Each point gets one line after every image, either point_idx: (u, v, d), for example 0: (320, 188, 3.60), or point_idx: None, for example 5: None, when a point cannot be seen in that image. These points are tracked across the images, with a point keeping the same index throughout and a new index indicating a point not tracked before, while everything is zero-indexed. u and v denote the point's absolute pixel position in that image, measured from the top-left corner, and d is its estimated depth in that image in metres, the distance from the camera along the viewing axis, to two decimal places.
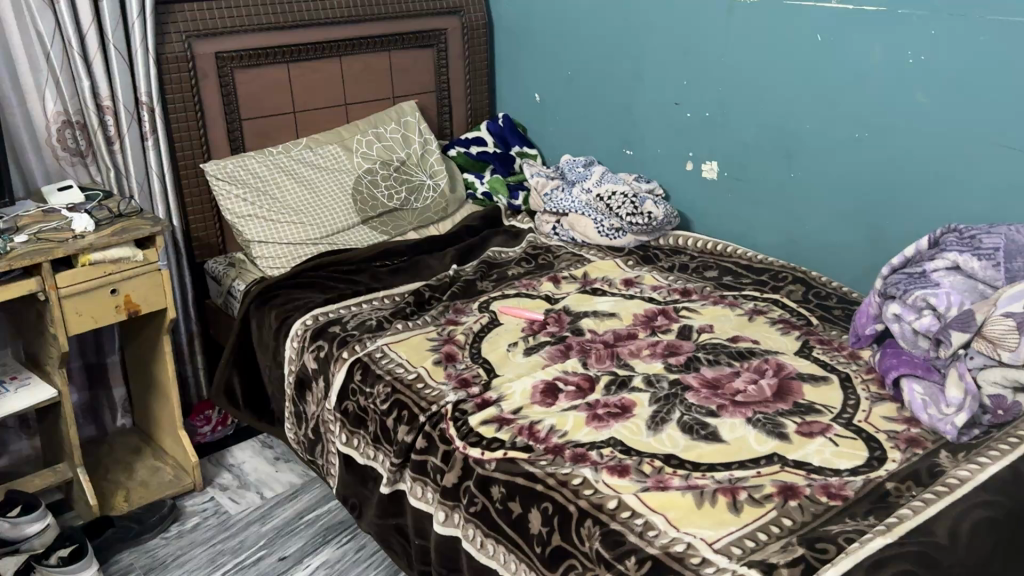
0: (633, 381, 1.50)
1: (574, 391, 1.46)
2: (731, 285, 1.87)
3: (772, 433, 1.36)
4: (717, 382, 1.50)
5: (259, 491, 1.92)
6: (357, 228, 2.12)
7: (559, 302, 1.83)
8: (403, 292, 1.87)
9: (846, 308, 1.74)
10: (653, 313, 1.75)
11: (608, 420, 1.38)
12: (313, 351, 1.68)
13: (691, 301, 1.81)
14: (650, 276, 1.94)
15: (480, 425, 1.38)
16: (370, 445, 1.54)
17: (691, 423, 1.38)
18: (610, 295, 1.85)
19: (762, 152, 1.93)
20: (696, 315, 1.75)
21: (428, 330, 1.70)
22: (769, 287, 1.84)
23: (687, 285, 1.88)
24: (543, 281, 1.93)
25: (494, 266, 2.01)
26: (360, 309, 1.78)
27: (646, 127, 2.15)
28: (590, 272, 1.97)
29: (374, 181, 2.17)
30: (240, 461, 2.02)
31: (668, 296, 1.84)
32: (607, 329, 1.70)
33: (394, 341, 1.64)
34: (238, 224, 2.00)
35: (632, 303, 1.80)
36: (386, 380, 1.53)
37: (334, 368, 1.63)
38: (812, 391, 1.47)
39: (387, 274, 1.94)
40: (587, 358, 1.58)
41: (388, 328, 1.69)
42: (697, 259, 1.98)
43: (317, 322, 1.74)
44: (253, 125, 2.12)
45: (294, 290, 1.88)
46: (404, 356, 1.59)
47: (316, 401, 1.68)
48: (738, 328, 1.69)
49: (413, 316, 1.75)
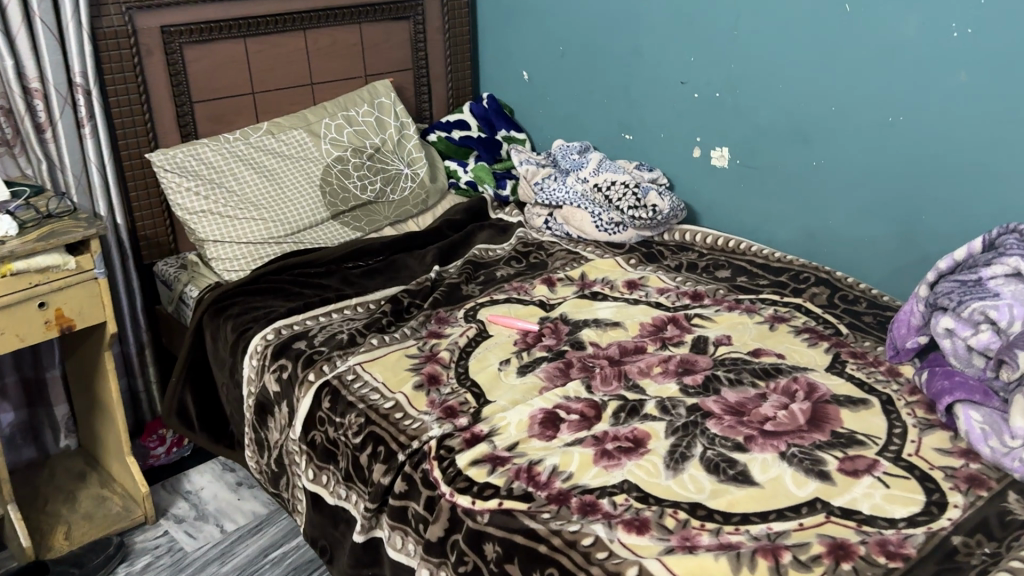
0: (645, 408, 1.30)
1: (578, 421, 1.26)
2: (748, 288, 1.67)
3: (811, 472, 1.16)
4: (742, 408, 1.30)
5: (219, 523, 1.71)
6: (326, 224, 1.89)
7: (555, 309, 1.62)
8: (378, 299, 1.65)
9: (878, 316, 1.55)
10: (662, 322, 1.55)
11: (619, 458, 1.19)
12: (275, 371, 1.47)
13: (703, 308, 1.61)
14: (655, 277, 1.73)
15: (470, 466, 1.17)
16: (341, 484, 1.33)
17: (716, 461, 1.18)
18: (611, 300, 1.65)
19: (778, 137, 1.72)
20: (711, 325, 1.55)
21: (408, 345, 1.48)
22: (789, 290, 1.64)
23: (698, 289, 1.68)
24: (536, 283, 1.72)
25: (481, 267, 1.79)
26: (329, 321, 1.57)
27: (647, 108, 1.93)
28: (588, 273, 1.76)
29: (345, 171, 1.94)
30: (198, 487, 1.81)
31: (678, 302, 1.64)
32: (611, 343, 1.50)
33: (368, 360, 1.43)
34: (190, 222, 1.77)
35: (638, 310, 1.60)
36: (358, 409, 1.32)
37: (298, 392, 1.41)
38: (851, 418, 1.28)
39: (361, 279, 1.73)
40: (591, 378, 1.38)
41: (361, 344, 1.48)
42: (706, 257, 1.78)
43: (280, 337, 1.52)
44: (207, 108, 1.89)
45: (253, 297, 1.65)
46: (379, 377, 1.38)
47: (280, 428, 1.47)
48: (759, 339, 1.50)
49: (390, 328, 1.54)
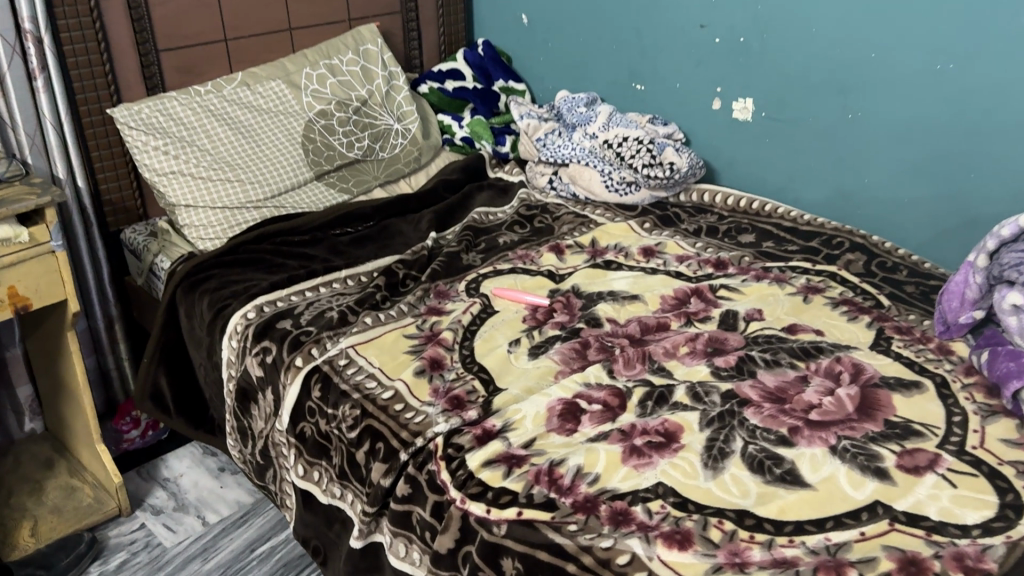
0: (675, 395, 1.17)
1: (602, 412, 1.12)
2: (776, 255, 1.53)
3: (868, 470, 1.03)
4: (783, 395, 1.17)
5: (200, 515, 1.57)
6: (310, 185, 1.72)
7: (565, 281, 1.47)
8: (370, 271, 1.50)
9: (921, 286, 1.42)
10: (684, 295, 1.41)
11: (650, 455, 1.05)
12: (257, 355, 1.31)
13: (729, 278, 1.47)
14: (673, 242, 1.58)
15: (483, 468, 1.03)
16: (334, 482, 1.19)
17: (760, 458, 1.05)
18: (626, 269, 1.50)
19: (810, 88, 1.56)
20: (739, 298, 1.41)
21: (405, 324, 1.34)
22: (822, 257, 1.50)
23: (722, 257, 1.53)
24: (543, 251, 1.56)
25: (482, 233, 1.64)
26: (317, 297, 1.41)
27: (661, 55, 1.77)
28: (599, 239, 1.60)
29: (330, 126, 1.77)
30: (177, 475, 1.67)
31: (700, 272, 1.49)
32: (630, 319, 1.35)
33: (362, 342, 1.28)
34: (159, 184, 1.59)
35: (657, 281, 1.46)
36: (352, 399, 1.17)
37: (284, 379, 1.26)
38: (905, 405, 1.15)
39: (350, 247, 1.57)
40: (611, 360, 1.24)
41: (353, 324, 1.33)
42: (727, 220, 1.64)
43: (263, 316, 1.36)
44: (174, 57, 1.70)
45: (232, 269, 1.49)
46: (375, 362, 1.23)
47: (265, 417, 1.32)
48: (793, 314, 1.36)
49: (384, 305, 1.39)
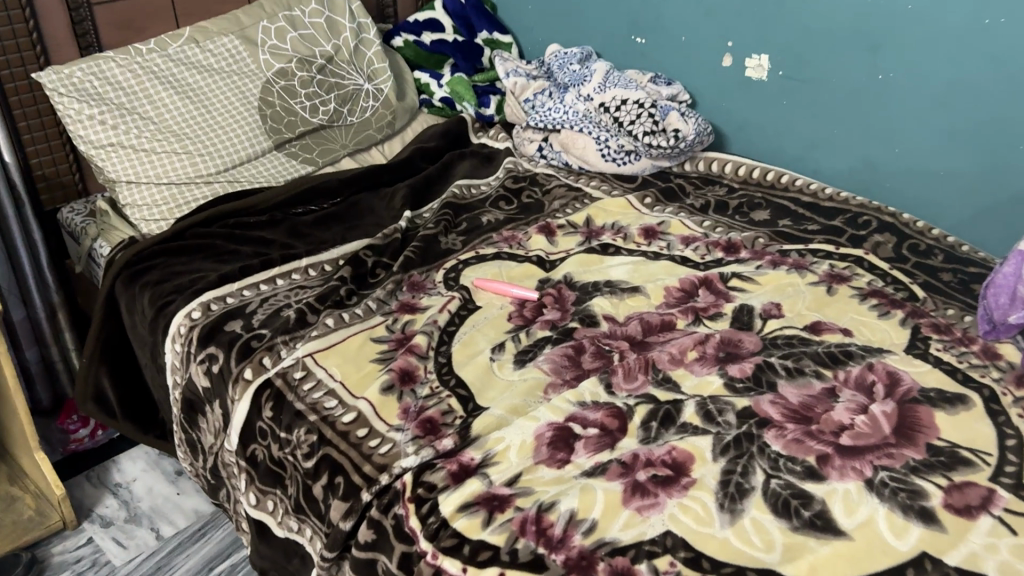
0: (684, 414, 1.00)
1: (599, 438, 0.96)
2: (794, 237, 1.36)
3: (911, 511, 0.88)
4: (809, 413, 1.01)
5: (153, 527, 1.42)
6: (269, 155, 1.53)
7: (557, 269, 1.30)
8: (334, 259, 1.32)
9: (958, 274, 1.26)
10: (691, 286, 1.24)
11: (657, 495, 0.89)
12: (203, 363, 1.15)
13: (741, 264, 1.30)
14: (678, 221, 1.41)
15: (459, 514, 0.87)
16: (290, 514, 1.03)
17: (786, 497, 0.90)
18: (625, 255, 1.33)
19: (836, 43, 1.36)
20: (754, 290, 1.24)
21: (373, 326, 1.17)
22: (846, 238, 1.34)
23: (733, 238, 1.36)
24: (531, 233, 1.39)
25: (463, 211, 1.46)
26: (273, 292, 1.24)
27: (665, 5, 1.56)
28: (594, 217, 1.43)
29: (291, 88, 1.57)
30: (129, 480, 1.51)
31: (709, 257, 1.32)
32: (630, 316, 1.19)
33: (321, 350, 1.11)
34: (96, 158, 1.40)
35: (660, 269, 1.29)
36: (308, 422, 1.01)
37: (232, 393, 1.10)
38: (949, 425, 0.99)
39: (313, 231, 1.39)
40: (609, 370, 1.07)
41: (312, 325, 1.16)
42: (738, 194, 1.47)
43: (209, 316, 1.19)
44: (110, 12, 1.49)
45: (178, 257, 1.32)
46: (337, 375, 1.06)
47: (214, 432, 1.16)
48: (816, 309, 1.19)
49: (349, 301, 1.22)
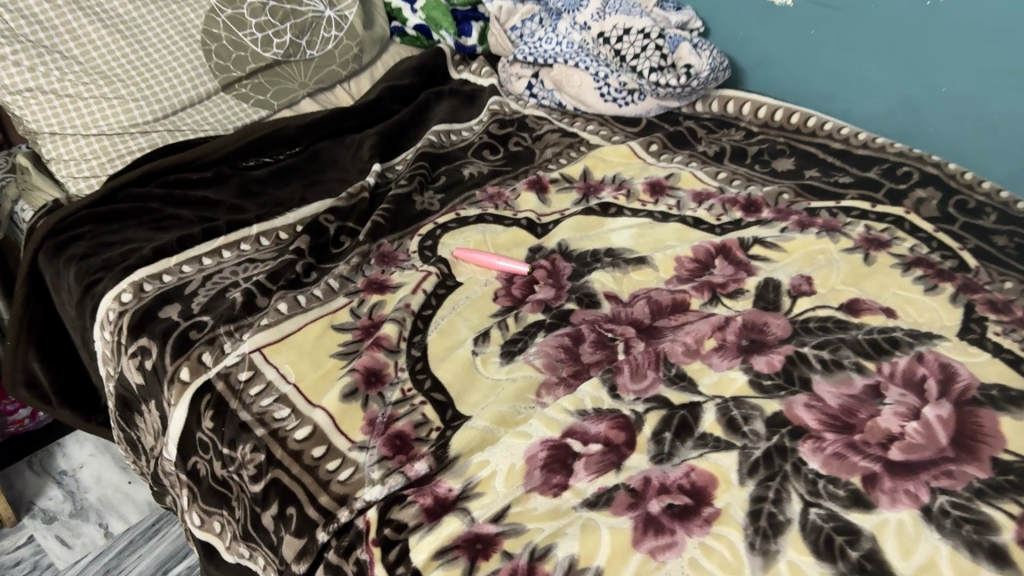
0: (703, 422, 0.84)
1: (602, 456, 0.80)
2: (824, 192, 1.18)
3: (980, 550, 0.73)
4: (850, 420, 0.85)
5: (102, 523, 1.27)
6: (216, 98, 1.33)
7: (550, 234, 1.12)
8: (291, 225, 1.14)
9: (1014, 238, 1.09)
10: (706, 256, 1.07)
11: (674, 531, 0.73)
12: (134, 357, 0.98)
13: (764, 226, 1.12)
14: (688, 173, 1.23)
15: (434, 564, 0.71)
16: (239, 540, 0.87)
17: (829, 532, 0.74)
18: (627, 217, 1.15)
19: None
20: (780, 259, 1.06)
21: (334, 311, 0.99)
22: (882, 194, 1.16)
23: (753, 195, 1.18)
24: (519, 189, 1.21)
25: (441, 161, 1.28)
26: (217, 268, 1.06)
27: None
28: (592, 169, 1.25)
29: (238, 17, 1.33)
30: (76, 467, 1.36)
31: (726, 218, 1.15)
32: (636, 294, 1.02)
33: (272, 343, 0.94)
34: (11, 105, 1.20)
35: (669, 234, 1.12)
36: (255, 438, 0.84)
37: (168, 396, 0.93)
38: (1018, 433, 0.83)
39: (268, 190, 1.21)
40: (612, 366, 0.90)
41: (262, 311, 0.99)
42: (756, 140, 1.29)
43: (141, 299, 1.01)
44: None
45: (108, 224, 1.13)
46: (290, 377, 0.90)
47: (153, 434, 1.00)
48: (853, 284, 1.02)
49: (307, 278, 1.04)
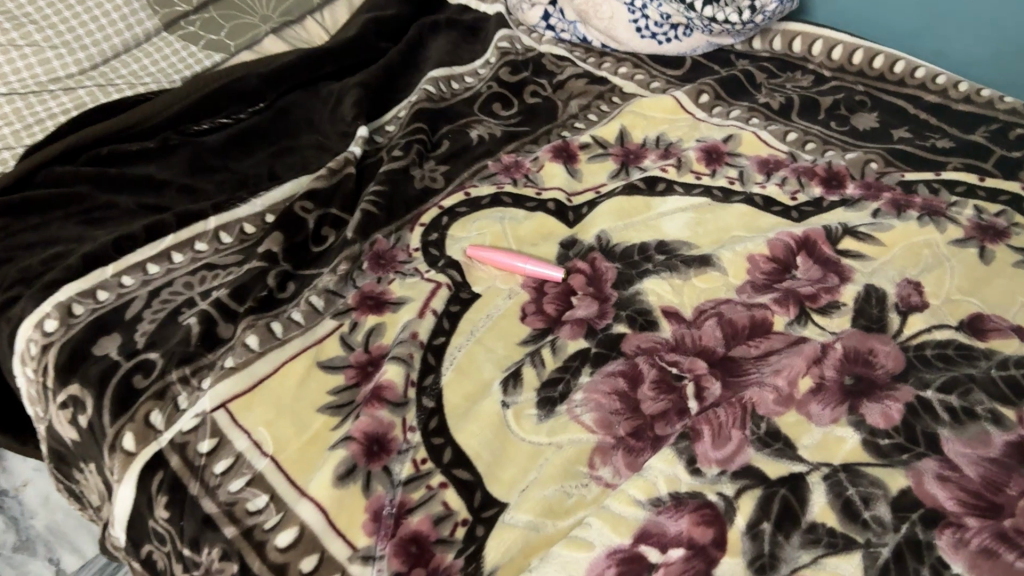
0: (812, 507, 0.65)
1: (688, 569, 0.60)
2: (919, 159, 0.96)
3: None
4: (996, 498, 0.65)
5: (52, 558, 1.07)
6: (158, 40, 1.06)
7: (587, 223, 0.90)
8: (258, 215, 0.90)
9: None
10: (786, 254, 0.85)
11: None
12: (65, 409, 0.76)
13: (850, 208, 0.91)
14: (751, 133, 1.00)
15: None
16: None
17: None
18: (679, 195, 0.93)
19: None
20: (877, 256, 0.85)
21: (320, 341, 0.78)
22: (992, 164, 0.94)
23: (835, 165, 0.96)
24: (543, 158, 0.98)
25: (443, 119, 1.05)
26: (166, 279, 0.83)
27: None
28: (630, 130, 1.02)
29: None
30: (20, 485, 1.16)
31: (801, 197, 0.93)
32: (703, 309, 0.81)
33: (241, 394, 0.72)
34: None
35: (733, 221, 0.90)
36: (224, 540, 0.64)
37: (109, 466, 0.72)
38: None
39: (229, 165, 0.97)
40: (688, 428, 0.69)
41: (225, 345, 0.77)
42: (828, 90, 1.06)
43: (70, 328, 0.79)
44: None
45: (26, 218, 0.89)
46: (267, 446, 0.69)
47: (98, 498, 0.79)
48: (970, 292, 0.82)
49: (281, 293, 0.81)
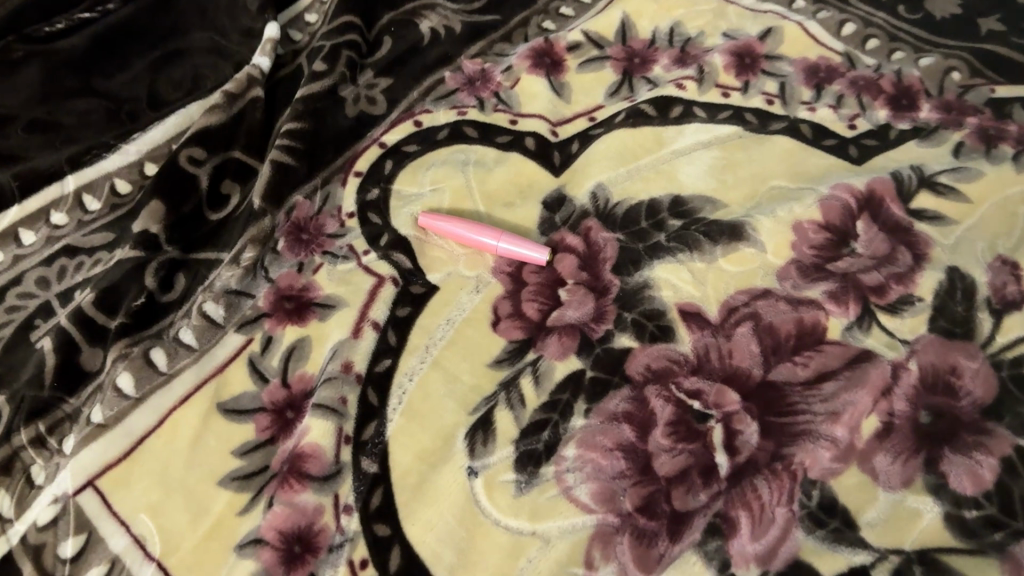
0: None
1: None
2: (1015, 66, 0.73)
3: None
4: None
5: None
6: None
7: (578, 170, 0.68)
8: (134, 166, 0.67)
9: None
10: (843, 219, 0.64)
11: None
12: None
13: (925, 142, 0.69)
14: (795, 26, 0.76)
15: None
16: None
17: None
18: (699, 123, 0.70)
19: None
20: (960, 219, 0.64)
21: (220, 372, 0.58)
22: None
23: (906, 76, 0.73)
24: (518, 69, 0.74)
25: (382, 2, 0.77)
26: (13, 273, 0.62)
27: None
28: (635, 19, 0.77)
29: None
30: None
31: (861, 124, 0.70)
32: (733, 307, 0.61)
33: (116, 465, 0.54)
34: None
35: (772, 163, 0.68)
36: None
37: None
38: None
39: (93, 87, 0.70)
40: (718, 511, 0.52)
41: (92, 382, 0.57)
42: None
43: None
44: None
45: None
46: (153, 543, 0.51)
47: None
48: None
49: (164, 295, 0.60)
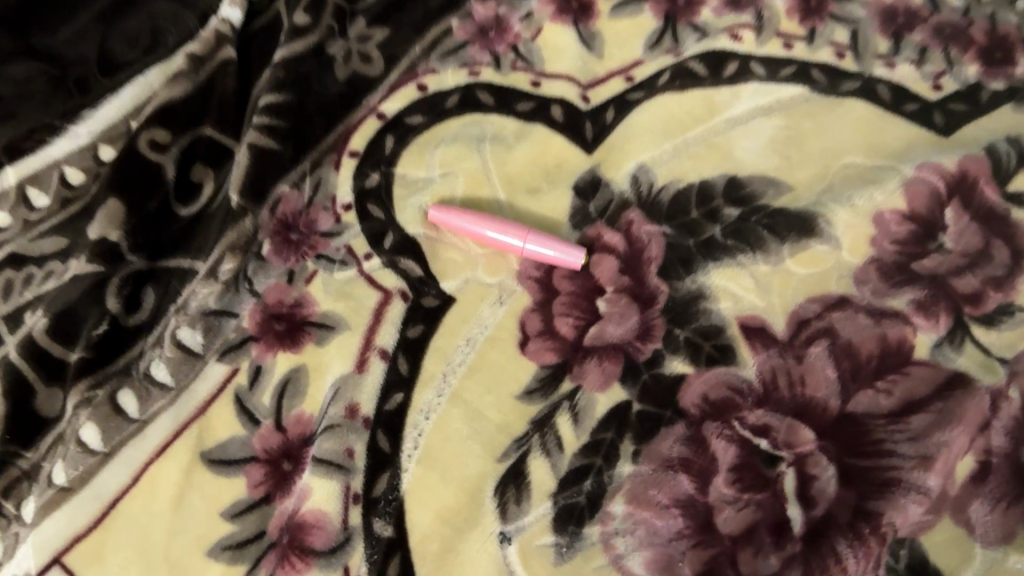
0: None
1: None
2: None
3: None
4: None
5: None
6: None
7: (615, 147, 0.57)
8: (87, 150, 0.54)
9: None
10: (930, 208, 0.54)
11: None
12: None
13: (1021, 107, 0.58)
14: None
15: None
16: None
17: None
18: (758, 83, 0.59)
19: None
20: None
21: (202, 415, 0.50)
22: None
23: (1001, 21, 0.61)
24: (540, 15, 0.61)
25: None
26: None
27: None
28: None
29: None
30: None
31: (946, 84, 0.59)
32: (803, 320, 0.52)
33: (89, 534, 0.47)
34: None
35: (845, 135, 0.57)
36: None
37: None
38: None
39: None
40: None
41: (51, 432, 0.48)
42: None
43: None
44: None
45: None
46: None
47: None
48: None
49: (130, 318, 0.51)
